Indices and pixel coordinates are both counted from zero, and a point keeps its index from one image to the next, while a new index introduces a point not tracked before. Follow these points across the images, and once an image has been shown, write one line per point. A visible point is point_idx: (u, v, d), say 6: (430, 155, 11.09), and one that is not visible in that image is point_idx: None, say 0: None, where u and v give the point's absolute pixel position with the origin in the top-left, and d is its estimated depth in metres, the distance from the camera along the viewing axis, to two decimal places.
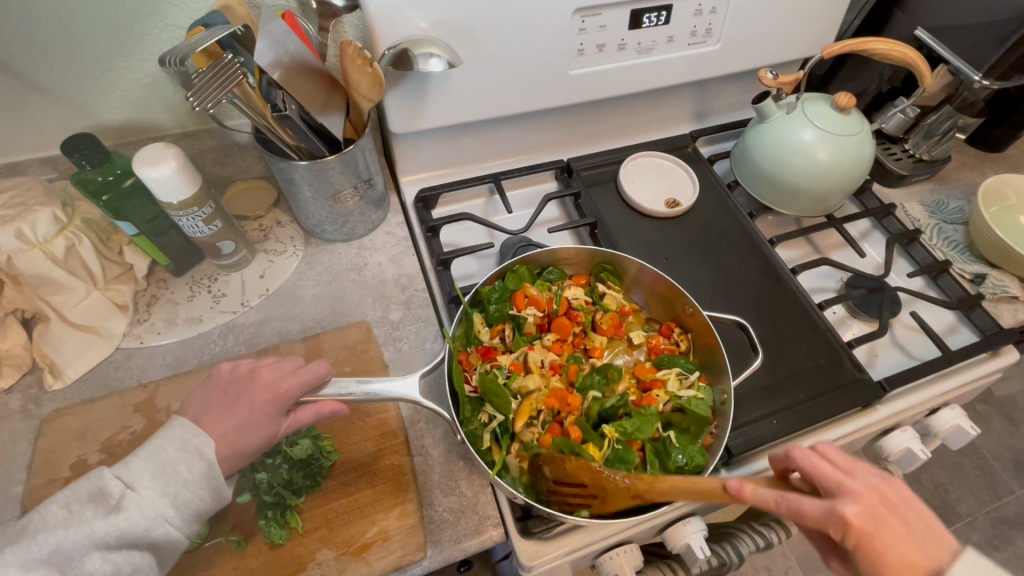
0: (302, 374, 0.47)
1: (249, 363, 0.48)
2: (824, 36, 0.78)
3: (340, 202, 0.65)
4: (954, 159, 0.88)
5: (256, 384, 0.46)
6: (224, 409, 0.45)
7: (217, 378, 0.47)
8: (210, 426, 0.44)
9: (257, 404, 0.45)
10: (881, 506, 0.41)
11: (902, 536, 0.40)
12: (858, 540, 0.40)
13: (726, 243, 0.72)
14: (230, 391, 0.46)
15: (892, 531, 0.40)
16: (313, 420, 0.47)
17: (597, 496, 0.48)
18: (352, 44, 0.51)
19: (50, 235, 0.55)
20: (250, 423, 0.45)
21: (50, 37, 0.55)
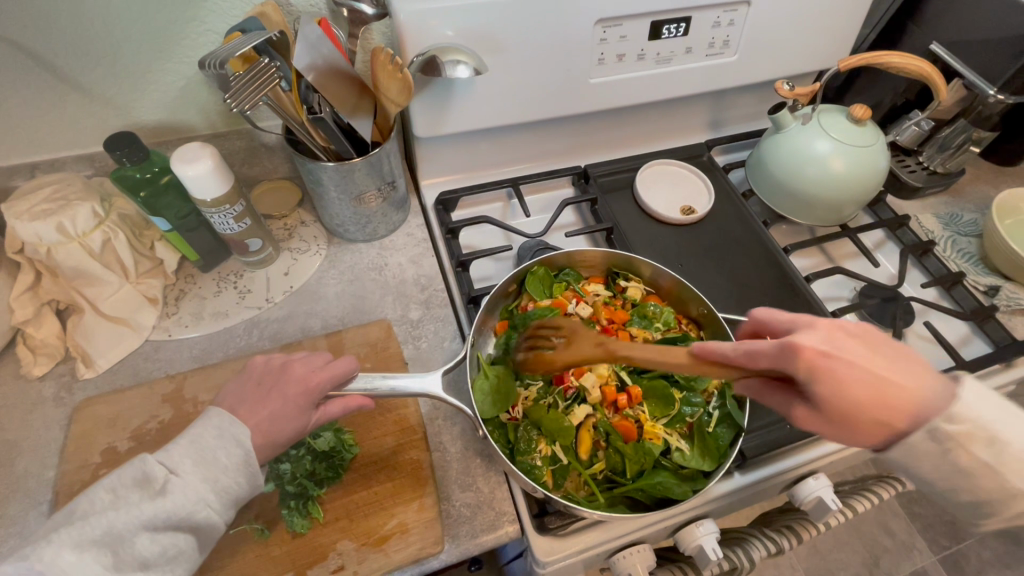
0: (332, 368, 0.49)
1: (282, 358, 0.50)
2: (839, 49, 0.79)
3: (364, 203, 0.67)
4: (968, 173, 0.88)
5: (289, 378, 0.48)
6: (258, 399, 0.47)
7: (250, 370, 0.49)
8: (245, 415, 0.45)
9: (289, 396, 0.47)
10: (870, 344, 0.40)
11: (874, 353, 0.39)
12: (813, 369, 0.39)
13: (740, 248, 0.73)
14: (265, 383, 0.48)
15: (854, 355, 0.39)
16: (340, 413, 0.48)
17: (567, 339, 0.51)
18: (384, 51, 0.53)
19: (88, 228, 0.57)
20: (282, 414, 0.46)
21: (96, 39, 0.58)
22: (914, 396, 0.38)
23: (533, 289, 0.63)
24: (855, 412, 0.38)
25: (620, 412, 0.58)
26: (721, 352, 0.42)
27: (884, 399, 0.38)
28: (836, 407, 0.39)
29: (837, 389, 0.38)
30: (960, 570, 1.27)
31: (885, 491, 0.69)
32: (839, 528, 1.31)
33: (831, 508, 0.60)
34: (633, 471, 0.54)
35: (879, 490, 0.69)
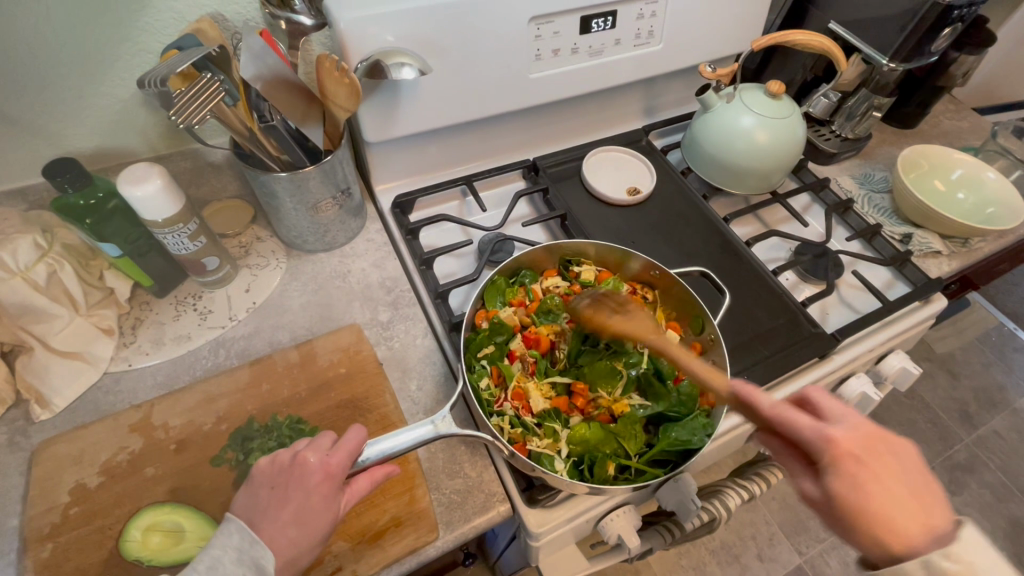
0: (345, 445, 0.43)
1: (287, 452, 0.43)
2: (752, 32, 0.86)
3: (320, 212, 0.67)
4: (875, 137, 0.98)
5: (304, 471, 0.41)
6: (277, 506, 0.40)
7: (256, 475, 0.42)
8: (270, 531, 0.39)
9: (311, 488, 0.41)
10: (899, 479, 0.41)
11: (901, 489, 0.41)
12: (836, 459, 0.42)
13: (684, 223, 0.78)
14: (278, 484, 0.41)
15: (882, 473, 0.41)
16: (369, 488, 0.44)
17: (622, 312, 0.59)
18: (328, 58, 0.54)
19: (30, 263, 0.55)
20: (308, 510, 0.40)
21: (22, 68, 0.56)
22: (910, 530, 0.39)
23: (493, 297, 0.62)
24: (863, 520, 0.40)
25: (588, 410, 0.57)
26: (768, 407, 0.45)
27: (881, 518, 0.40)
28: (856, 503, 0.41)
29: (858, 488, 0.41)
30: None
31: (839, 428, 0.76)
32: None
33: None
34: (640, 443, 0.54)
35: None
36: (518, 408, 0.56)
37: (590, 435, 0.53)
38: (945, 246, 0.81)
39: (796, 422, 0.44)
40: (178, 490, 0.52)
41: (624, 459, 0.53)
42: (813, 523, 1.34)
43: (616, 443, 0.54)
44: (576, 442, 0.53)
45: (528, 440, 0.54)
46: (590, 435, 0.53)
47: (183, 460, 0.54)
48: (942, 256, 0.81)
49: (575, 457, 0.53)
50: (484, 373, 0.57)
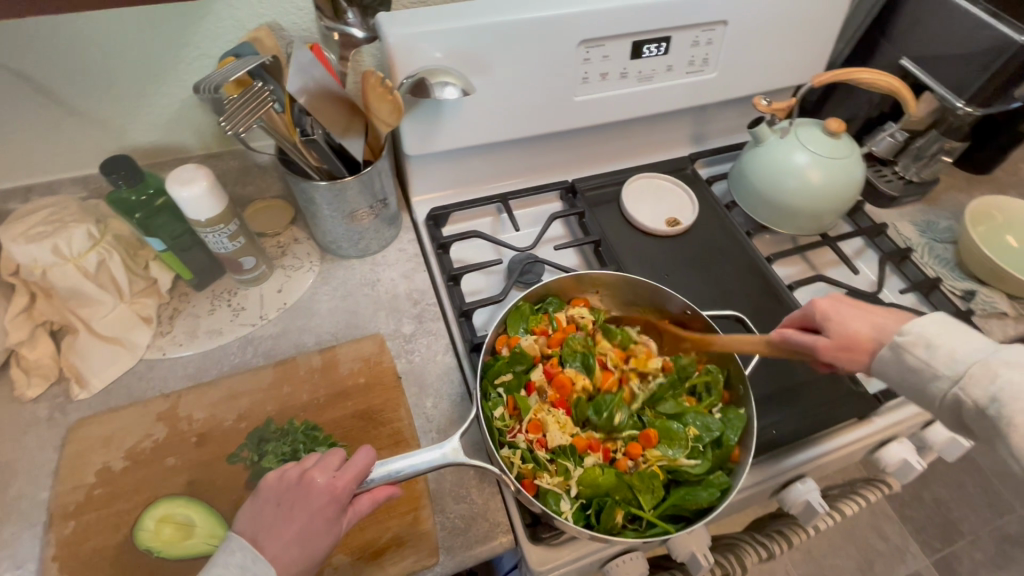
0: (353, 466, 0.43)
1: (296, 468, 0.43)
2: (815, 64, 0.82)
3: (356, 220, 0.68)
4: (943, 181, 0.91)
5: (311, 490, 0.42)
6: (282, 523, 0.41)
7: (264, 489, 0.42)
8: (274, 549, 0.40)
9: (316, 509, 0.41)
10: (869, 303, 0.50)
11: (877, 307, 0.49)
12: (825, 311, 0.49)
13: (725, 260, 0.75)
14: (285, 501, 0.41)
15: (859, 301, 0.49)
16: (370, 509, 0.44)
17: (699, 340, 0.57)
18: (374, 75, 0.55)
19: (83, 250, 0.58)
20: (311, 531, 0.41)
21: (94, 66, 0.59)
22: (892, 321, 0.47)
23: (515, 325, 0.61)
24: (859, 336, 0.47)
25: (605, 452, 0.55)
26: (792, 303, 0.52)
27: (867, 327, 0.47)
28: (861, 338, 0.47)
29: (846, 320, 0.48)
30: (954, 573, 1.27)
31: (873, 493, 0.72)
32: (834, 534, 1.32)
33: (818, 511, 0.61)
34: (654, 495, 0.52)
35: (867, 492, 0.72)
36: (532, 440, 0.54)
37: (602, 480, 0.51)
38: (1013, 308, 0.74)
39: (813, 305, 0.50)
40: (194, 483, 0.54)
41: (636, 509, 0.51)
42: None
43: (629, 492, 0.52)
44: (587, 487, 0.51)
45: (536, 477, 0.52)
46: (602, 480, 0.51)
47: (202, 454, 0.56)
48: (1010, 317, 0.74)
49: (585, 500, 0.52)
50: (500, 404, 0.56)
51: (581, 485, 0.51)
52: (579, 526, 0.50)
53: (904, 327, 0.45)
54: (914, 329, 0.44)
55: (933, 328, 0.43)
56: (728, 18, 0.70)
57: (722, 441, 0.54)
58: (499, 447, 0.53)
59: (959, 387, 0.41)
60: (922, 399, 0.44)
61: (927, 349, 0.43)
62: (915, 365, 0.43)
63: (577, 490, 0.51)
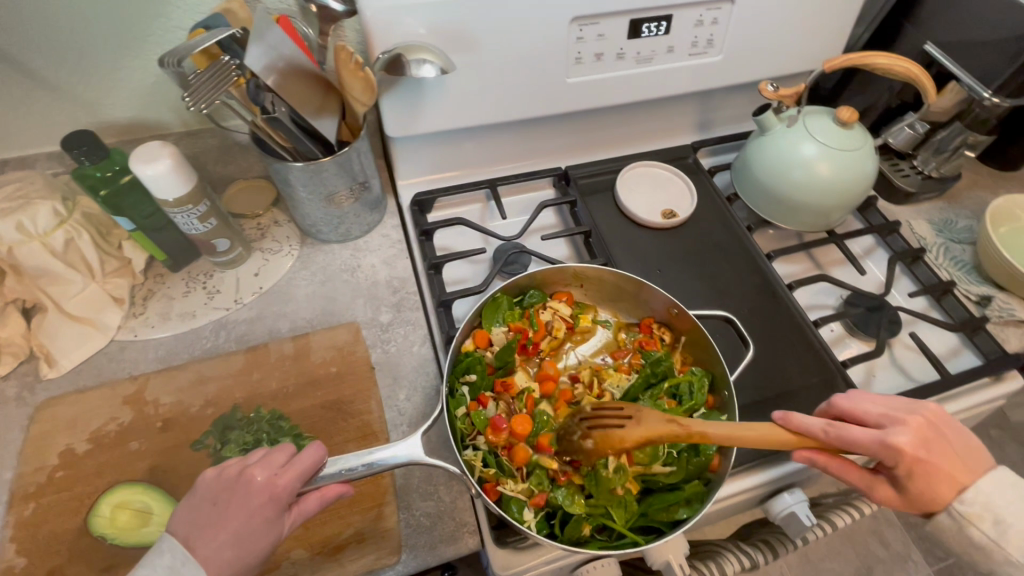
0: (298, 464, 0.42)
1: (238, 464, 0.42)
2: (831, 48, 0.76)
3: (335, 203, 0.66)
4: (965, 177, 0.86)
5: (250, 488, 0.40)
6: (217, 523, 0.39)
7: (199, 486, 0.41)
8: (206, 550, 0.38)
9: (254, 508, 0.40)
10: (934, 437, 0.45)
11: (949, 441, 0.46)
12: (911, 470, 0.44)
13: (723, 256, 0.71)
14: (221, 500, 0.40)
15: (938, 446, 0.45)
16: (317, 509, 0.43)
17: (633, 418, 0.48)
18: (345, 49, 0.52)
19: (49, 228, 0.56)
20: (247, 531, 0.39)
21: (61, 36, 0.57)
22: (960, 471, 0.46)
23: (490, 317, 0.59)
24: (927, 501, 0.46)
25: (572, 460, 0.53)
26: (854, 439, 0.45)
27: (953, 483, 0.45)
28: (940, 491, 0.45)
29: (925, 484, 0.45)
30: None
31: (869, 505, 0.68)
32: (833, 538, 1.28)
33: (805, 524, 0.58)
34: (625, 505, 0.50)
35: (862, 504, 0.68)
36: (498, 444, 0.52)
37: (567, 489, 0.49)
38: None
39: (858, 442, 0.45)
40: (157, 469, 0.53)
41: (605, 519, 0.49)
42: None
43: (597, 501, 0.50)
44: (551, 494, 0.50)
45: (500, 481, 0.50)
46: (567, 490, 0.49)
47: (167, 440, 0.55)
48: None
49: (549, 509, 0.50)
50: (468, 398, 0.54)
51: (545, 493, 0.50)
52: (541, 536, 0.49)
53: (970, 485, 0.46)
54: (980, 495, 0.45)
55: (1002, 500, 0.45)
56: None
57: (700, 449, 0.52)
58: (462, 449, 0.51)
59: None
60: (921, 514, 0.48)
61: (994, 525, 0.45)
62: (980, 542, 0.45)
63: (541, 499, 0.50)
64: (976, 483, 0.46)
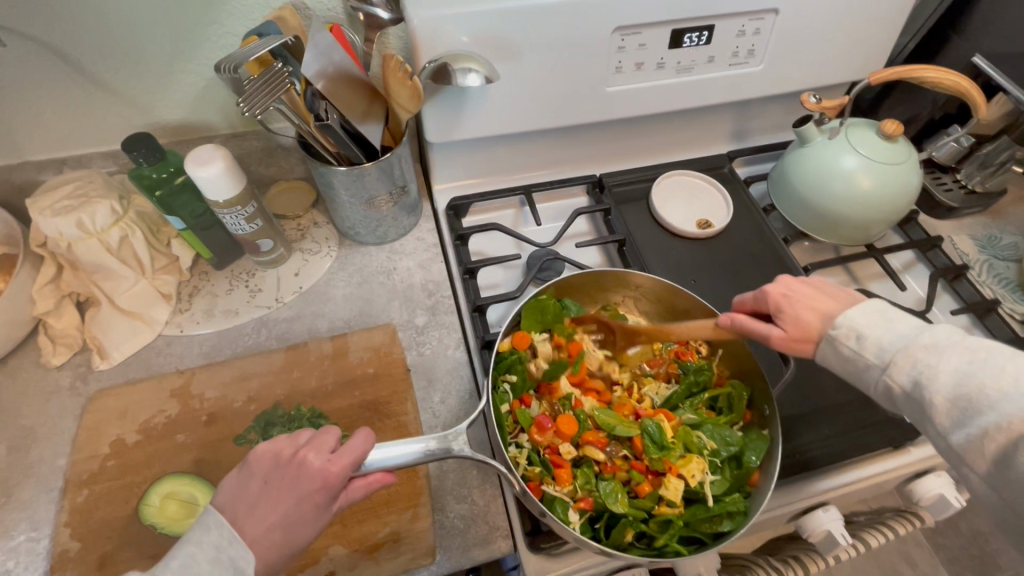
0: (348, 451, 0.42)
1: (290, 445, 0.43)
2: (874, 59, 0.75)
3: (375, 207, 0.67)
4: (1011, 193, 0.83)
5: (302, 473, 0.41)
6: (269, 504, 0.40)
7: (254, 463, 0.42)
8: (256, 530, 0.40)
9: (305, 493, 0.41)
10: (817, 286, 0.49)
11: (828, 291, 0.49)
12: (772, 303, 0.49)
13: (758, 268, 0.71)
14: (273, 481, 0.41)
15: (811, 290, 0.49)
16: (363, 497, 0.43)
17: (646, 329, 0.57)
18: (395, 58, 0.53)
19: (106, 225, 0.59)
20: (298, 515, 0.40)
21: (123, 41, 0.60)
22: (825, 305, 0.47)
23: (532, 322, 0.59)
24: (792, 322, 0.47)
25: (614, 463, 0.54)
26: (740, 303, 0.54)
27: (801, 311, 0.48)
28: (796, 326, 0.47)
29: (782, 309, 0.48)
30: None
31: (903, 526, 0.66)
32: (857, 556, 1.26)
33: (839, 543, 0.57)
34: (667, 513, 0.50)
35: (896, 524, 0.67)
36: (539, 446, 0.53)
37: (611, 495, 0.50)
38: None
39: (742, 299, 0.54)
40: (201, 461, 0.55)
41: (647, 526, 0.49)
42: None
43: (640, 506, 0.50)
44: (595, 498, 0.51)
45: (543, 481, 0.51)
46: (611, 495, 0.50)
47: (211, 433, 0.57)
48: None
49: (592, 512, 0.51)
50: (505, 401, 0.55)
51: (588, 495, 0.51)
52: (585, 538, 0.49)
53: (838, 313, 0.46)
54: (847, 320, 0.45)
55: (863, 318, 0.44)
56: (780, 6, 0.65)
57: (741, 462, 0.51)
58: (507, 446, 0.52)
59: (887, 374, 0.42)
60: (864, 386, 0.45)
61: (858, 340, 0.44)
62: (849, 356, 0.44)
63: (583, 501, 0.51)
64: (843, 311, 0.46)
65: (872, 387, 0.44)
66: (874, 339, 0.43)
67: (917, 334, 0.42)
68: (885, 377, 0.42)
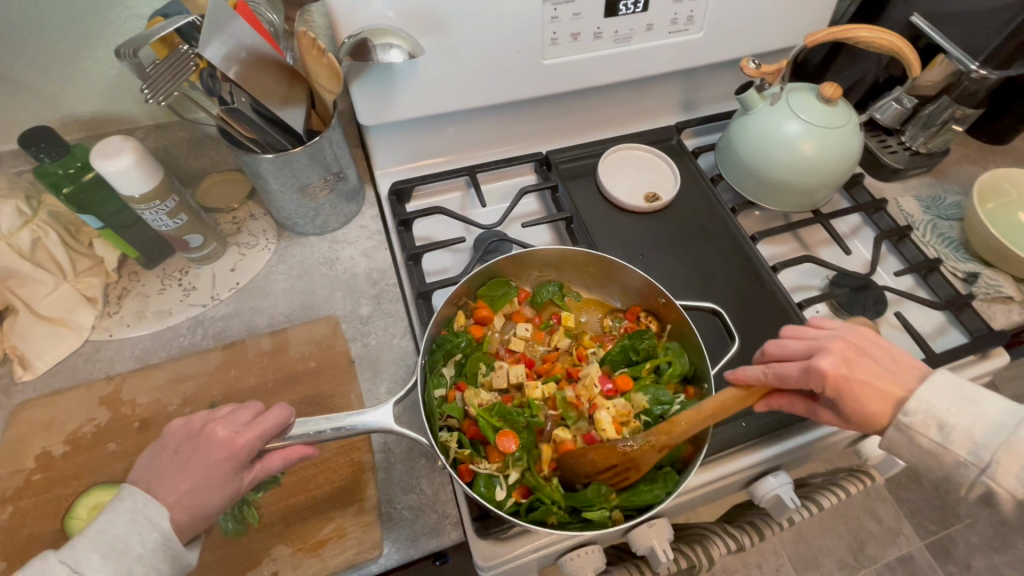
0: (261, 424, 0.41)
1: (203, 419, 0.41)
2: (814, 23, 0.74)
3: (309, 194, 0.64)
4: (954, 152, 0.84)
5: (210, 443, 0.40)
6: (178, 474, 0.39)
7: (167, 436, 0.41)
8: (166, 497, 0.38)
9: (212, 463, 0.39)
10: (863, 352, 0.47)
11: (877, 358, 0.47)
12: (838, 389, 0.45)
13: (705, 241, 0.70)
14: (183, 451, 0.39)
15: (867, 367, 0.46)
16: (281, 468, 0.41)
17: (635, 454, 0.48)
18: (307, 35, 0.49)
19: (14, 228, 0.57)
20: (208, 484, 0.39)
21: (15, 28, 0.55)
22: (890, 385, 0.46)
23: (485, 298, 0.59)
24: (862, 416, 0.46)
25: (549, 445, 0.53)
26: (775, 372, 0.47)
27: (870, 404, 0.46)
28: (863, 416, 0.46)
29: (848, 398, 0.46)
30: (948, 555, 1.25)
31: (853, 485, 0.67)
32: (825, 515, 1.29)
33: (789, 507, 0.58)
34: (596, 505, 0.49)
35: (846, 484, 0.68)
36: (470, 425, 0.53)
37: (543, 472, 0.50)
38: (1019, 291, 0.69)
39: (786, 374, 0.46)
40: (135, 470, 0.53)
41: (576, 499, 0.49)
42: (827, 561, 1.24)
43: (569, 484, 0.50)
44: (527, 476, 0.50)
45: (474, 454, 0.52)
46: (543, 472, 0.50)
47: (144, 439, 0.54)
48: (1015, 302, 0.69)
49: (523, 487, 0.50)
50: (441, 384, 0.53)
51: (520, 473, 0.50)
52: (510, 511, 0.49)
53: (907, 395, 0.46)
54: (923, 408, 0.44)
55: (942, 403, 0.44)
56: None
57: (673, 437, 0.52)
58: (437, 431, 0.51)
59: (987, 475, 0.42)
60: (948, 483, 0.45)
61: (940, 431, 0.44)
62: (931, 448, 0.44)
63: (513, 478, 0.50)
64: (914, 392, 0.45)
65: (966, 486, 0.44)
66: (967, 435, 0.43)
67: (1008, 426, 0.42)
68: (983, 479, 0.43)
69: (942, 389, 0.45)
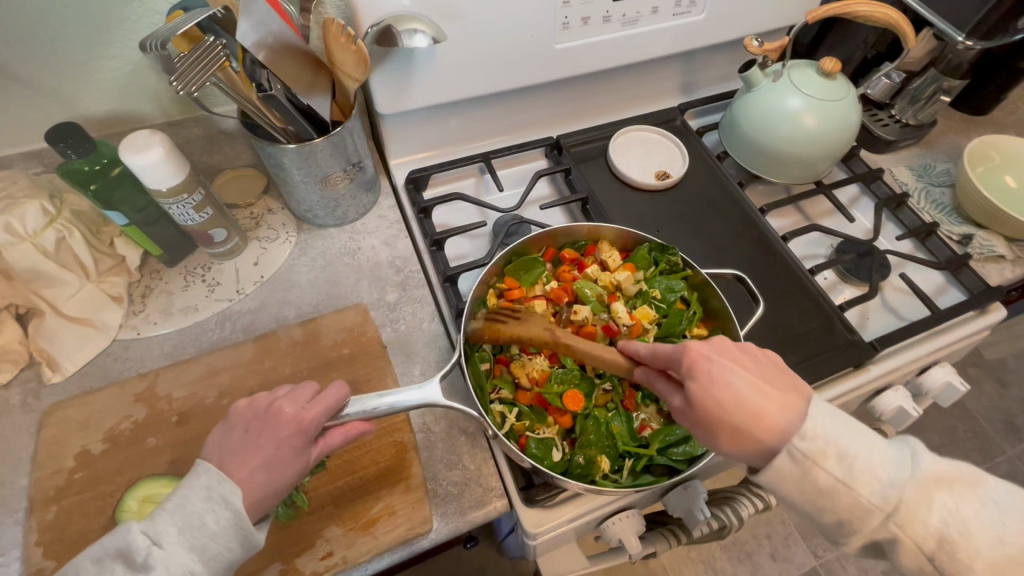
0: (323, 400, 0.43)
1: (267, 398, 0.43)
2: (807, 2, 0.78)
3: (331, 185, 0.64)
4: (940, 124, 0.89)
5: (278, 420, 0.41)
6: (248, 451, 0.41)
7: (234, 416, 0.42)
8: (239, 475, 0.39)
9: (282, 438, 0.41)
10: (741, 361, 0.44)
11: (757, 377, 0.43)
12: (693, 367, 0.43)
13: (717, 215, 0.72)
14: (253, 428, 0.41)
15: (738, 369, 0.43)
16: (342, 443, 0.43)
17: (521, 316, 0.54)
18: (335, 23, 0.51)
19: (39, 227, 0.56)
20: (278, 459, 0.40)
21: (31, 27, 0.55)
22: (762, 412, 0.41)
23: (514, 277, 0.60)
24: (715, 414, 0.42)
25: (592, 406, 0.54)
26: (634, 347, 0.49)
27: (727, 412, 0.41)
28: (707, 404, 0.42)
29: (705, 387, 0.42)
30: None
31: None
32: None
33: None
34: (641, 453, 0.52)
35: None
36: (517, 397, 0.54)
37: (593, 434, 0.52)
38: (1010, 250, 0.73)
39: (657, 350, 0.47)
40: (177, 462, 0.53)
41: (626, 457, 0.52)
42: None
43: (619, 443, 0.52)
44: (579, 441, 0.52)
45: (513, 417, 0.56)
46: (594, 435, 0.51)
47: (184, 433, 0.54)
48: (1006, 261, 0.73)
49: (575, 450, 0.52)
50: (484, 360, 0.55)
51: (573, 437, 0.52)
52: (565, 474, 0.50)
53: (772, 425, 0.40)
54: (814, 433, 0.40)
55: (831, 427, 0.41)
56: None
57: None
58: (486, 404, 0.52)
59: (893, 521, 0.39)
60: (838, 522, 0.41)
61: (838, 463, 0.40)
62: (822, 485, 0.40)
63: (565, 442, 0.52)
64: (778, 422, 0.40)
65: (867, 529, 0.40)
66: (868, 472, 0.40)
67: (908, 471, 0.40)
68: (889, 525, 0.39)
69: (818, 416, 0.41)
